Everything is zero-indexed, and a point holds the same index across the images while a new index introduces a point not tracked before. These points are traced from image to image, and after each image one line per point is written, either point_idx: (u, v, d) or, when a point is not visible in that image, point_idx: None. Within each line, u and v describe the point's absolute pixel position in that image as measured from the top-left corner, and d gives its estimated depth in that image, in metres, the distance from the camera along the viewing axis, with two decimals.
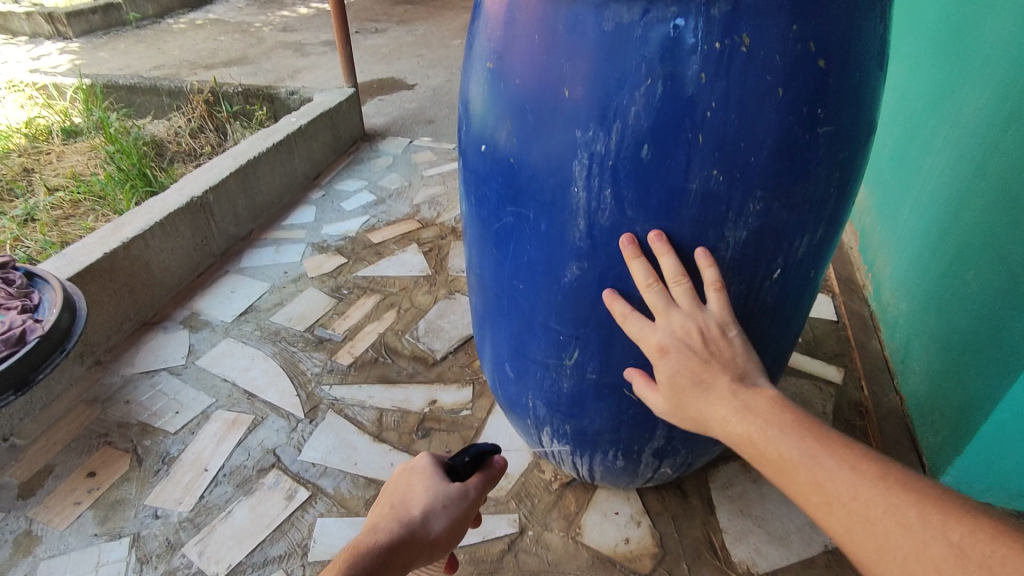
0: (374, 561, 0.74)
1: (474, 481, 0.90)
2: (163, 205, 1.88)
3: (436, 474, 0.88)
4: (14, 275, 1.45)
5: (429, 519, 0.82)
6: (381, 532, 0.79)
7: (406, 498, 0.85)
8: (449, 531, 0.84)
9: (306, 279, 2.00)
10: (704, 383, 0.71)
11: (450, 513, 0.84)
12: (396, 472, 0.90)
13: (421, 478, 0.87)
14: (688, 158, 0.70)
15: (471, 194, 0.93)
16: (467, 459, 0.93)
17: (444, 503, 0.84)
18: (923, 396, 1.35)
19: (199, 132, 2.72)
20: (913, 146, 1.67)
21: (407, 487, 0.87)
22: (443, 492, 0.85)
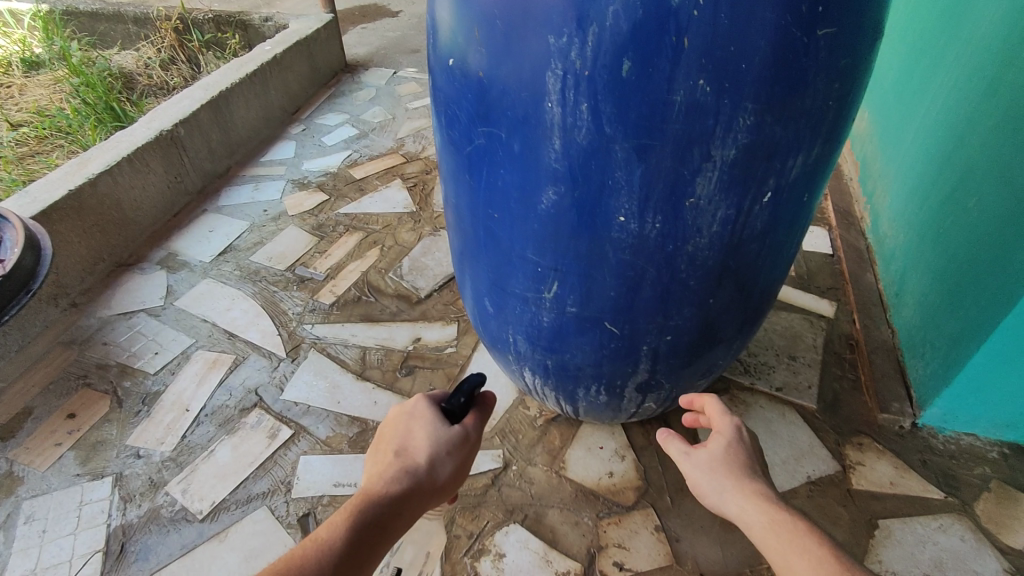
0: (382, 512, 0.75)
1: (475, 423, 0.86)
2: (131, 139, 1.79)
3: (438, 420, 0.84)
4: None
5: (434, 466, 0.81)
6: (387, 482, 0.77)
7: (409, 443, 0.82)
8: (453, 476, 0.83)
9: (286, 217, 1.94)
10: (757, 471, 0.78)
11: (455, 460, 0.83)
12: (396, 412, 0.86)
13: (423, 422, 0.84)
14: (672, 66, 0.63)
15: (440, 114, 0.86)
16: (462, 400, 0.87)
17: (448, 452, 0.82)
18: (915, 329, 1.32)
19: (170, 63, 2.58)
20: (921, 67, 1.57)
21: (408, 431, 0.83)
22: (446, 439, 0.82)
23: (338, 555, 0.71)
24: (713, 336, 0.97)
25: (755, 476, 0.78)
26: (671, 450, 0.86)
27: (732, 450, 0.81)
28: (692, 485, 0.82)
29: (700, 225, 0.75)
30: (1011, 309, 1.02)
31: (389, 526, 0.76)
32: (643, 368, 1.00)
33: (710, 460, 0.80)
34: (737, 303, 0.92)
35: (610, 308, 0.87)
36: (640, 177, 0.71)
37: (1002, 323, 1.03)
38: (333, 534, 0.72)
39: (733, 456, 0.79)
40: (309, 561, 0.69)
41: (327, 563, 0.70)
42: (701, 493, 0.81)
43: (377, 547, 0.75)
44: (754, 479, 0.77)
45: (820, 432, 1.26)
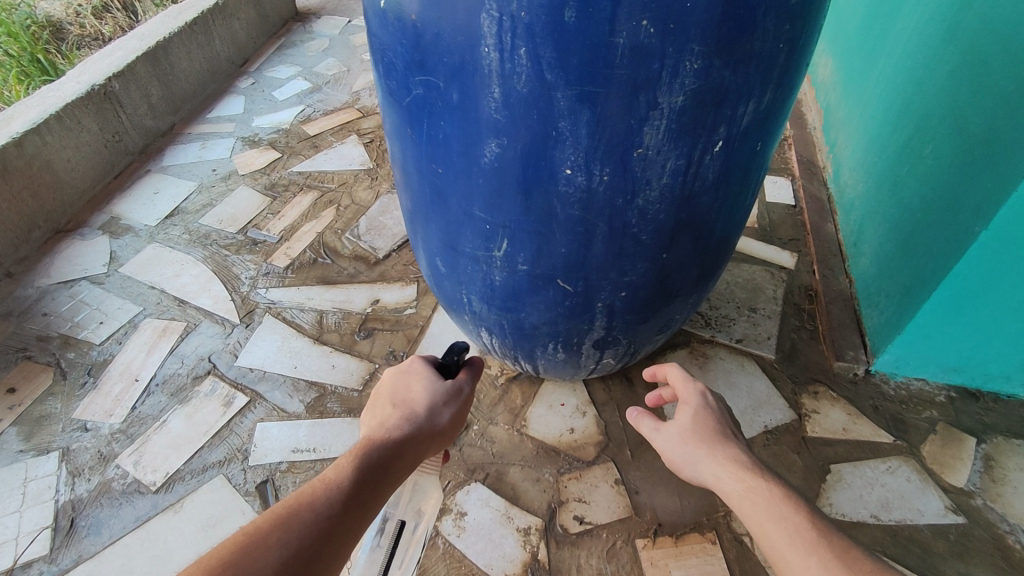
0: (388, 452, 0.74)
1: (467, 375, 0.88)
2: (60, 94, 1.67)
3: (432, 373, 0.85)
4: None
5: (433, 414, 0.81)
6: (390, 427, 0.77)
7: (405, 396, 0.83)
8: (452, 424, 0.84)
9: (237, 176, 1.85)
10: (729, 434, 0.80)
11: (452, 409, 0.84)
12: (390, 371, 0.88)
13: (418, 376, 0.85)
14: (613, 6, 0.58)
15: (377, 62, 0.79)
16: (454, 357, 0.90)
17: (445, 400, 0.83)
18: (871, 278, 1.33)
19: (103, 11, 2.40)
20: (883, 12, 1.54)
21: (404, 386, 0.84)
22: (442, 389, 0.83)
23: (346, 493, 0.69)
24: (668, 290, 0.95)
25: (728, 441, 0.78)
26: (643, 429, 0.87)
27: (701, 417, 0.81)
28: (667, 460, 0.83)
29: (649, 177, 0.72)
30: (960, 257, 1.02)
31: (395, 468, 0.74)
32: (599, 324, 0.98)
33: (682, 431, 0.81)
34: (691, 256, 0.90)
35: (563, 265, 0.85)
36: (585, 127, 0.67)
37: (952, 270, 1.04)
38: (339, 474, 0.70)
39: (702, 424, 0.80)
40: (317, 500, 0.67)
41: (335, 500, 0.67)
42: (678, 467, 0.82)
43: (384, 489, 0.73)
44: (727, 445, 0.78)
45: (778, 382, 1.28)
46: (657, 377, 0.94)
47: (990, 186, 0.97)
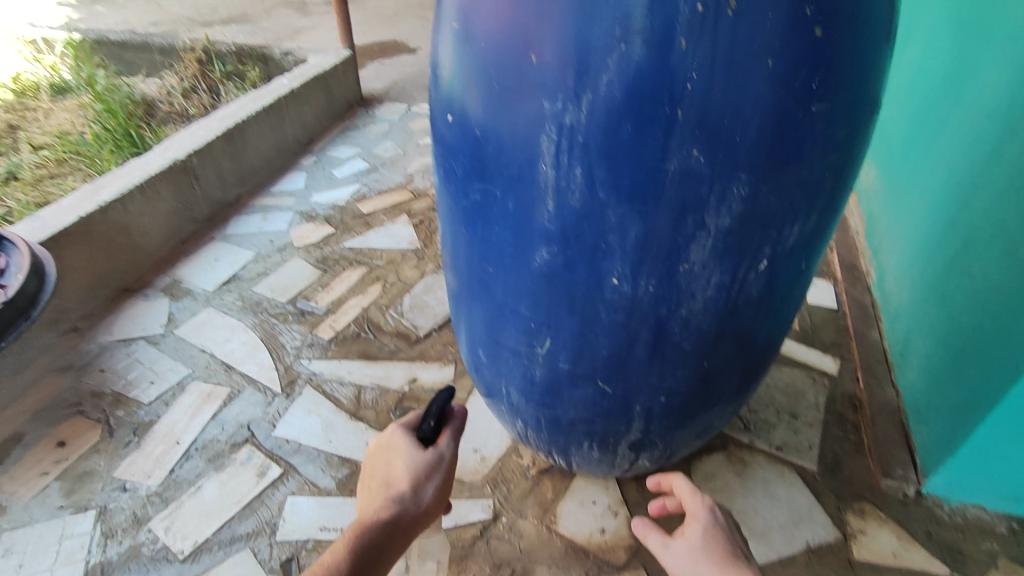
0: (380, 533, 0.79)
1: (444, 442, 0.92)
2: (144, 167, 1.83)
3: (412, 447, 0.90)
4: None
5: (418, 490, 0.86)
6: (379, 509, 0.82)
7: (390, 474, 0.88)
8: (438, 496, 0.88)
9: (292, 248, 1.95)
10: (740, 554, 0.78)
11: (435, 481, 0.88)
12: (373, 451, 0.92)
13: (399, 453, 0.90)
14: (665, 135, 0.62)
15: (439, 165, 0.85)
16: (433, 423, 0.93)
17: (428, 472, 0.87)
18: (919, 392, 1.29)
19: (191, 92, 2.66)
20: (927, 127, 1.57)
21: (387, 465, 0.89)
22: (423, 462, 0.88)
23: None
24: (709, 396, 0.95)
25: (739, 562, 0.77)
26: (650, 544, 0.87)
27: (709, 535, 0.80)
28: None
29: (694, 290, 0.74)
30: (1014, 381, 1.00)
31: (388, 548, 0.79)
32: (637, 426, 0.98)
33: (689, 550, 0.80)
34: (735, 363, 0.90)
35: (604, 366, 0.86)
36: (634, 240, 0.70)
37: (1008, 394, 1.00)
38: (336, 557, 0.76)
39: (711, 542, 0.80)
40: None
41: None
42: None
43: (381, 568, 0.78)
44: (739, 568, 0.76)
45: (821, 496, 1.23)
46: (664, 487, 0.94)
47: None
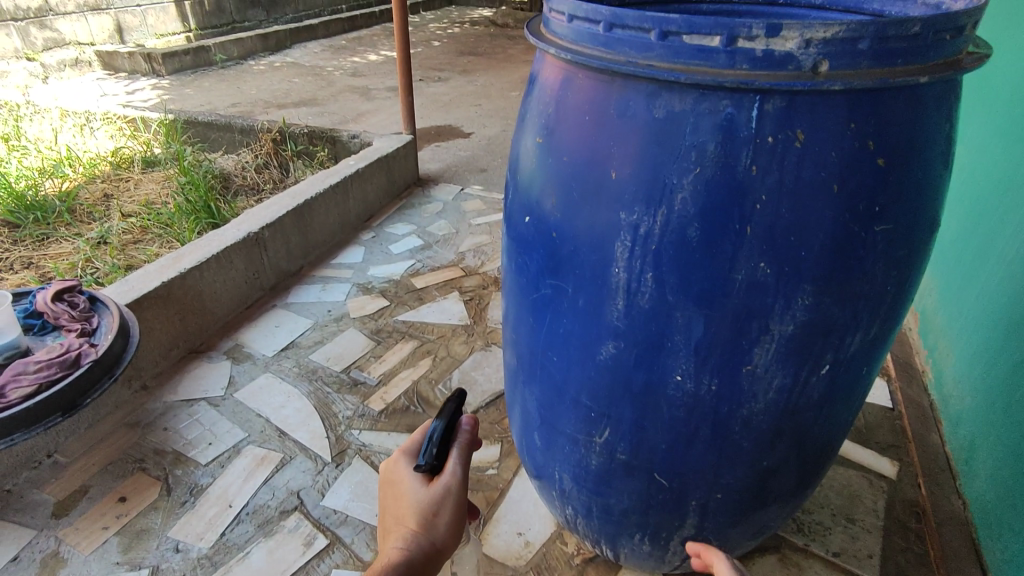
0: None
1: (452, 468, 0.89)
2: (222, 238, 1.98)
3: (417, 477, 0.88)
4: (74, 341, 1.35)
5: (428, 523, 0.83)
6: (391, 550, 0.80)
7: (399, 509, 0.85)
8: (451, 528, 0.85)
9: (348, 319, 2.04)
10: None
11: (444, 513, 0.85)
12: (383, 483, 0.91)
13: (406, 483, 0.88)
14: (734, 249, 0.67)
15: (511, 258, 0.91)
16: (436, 449, 0.91)
17: (437, 499, 0.85)
18: (989, 505, 1.24)
19: (263, 168, 2.90)
20: (980, 231, 1.59)
21: (395, 499, 0.87)
22: (430, 494, 0.85)
23: None
24: (766, 496, 0.94)
25: None
26: None
27: None
28: None
29: (756, 391, 0.77)
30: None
31: None
32: (690, 523, 0.97)
33: None
34: (794, 462, 0.90)
35: (661, 459, 0.88)
36: (698, 341, 0.73)
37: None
38: None
39: None
40: None
41: None
42: None
43: None
44: None
45: None
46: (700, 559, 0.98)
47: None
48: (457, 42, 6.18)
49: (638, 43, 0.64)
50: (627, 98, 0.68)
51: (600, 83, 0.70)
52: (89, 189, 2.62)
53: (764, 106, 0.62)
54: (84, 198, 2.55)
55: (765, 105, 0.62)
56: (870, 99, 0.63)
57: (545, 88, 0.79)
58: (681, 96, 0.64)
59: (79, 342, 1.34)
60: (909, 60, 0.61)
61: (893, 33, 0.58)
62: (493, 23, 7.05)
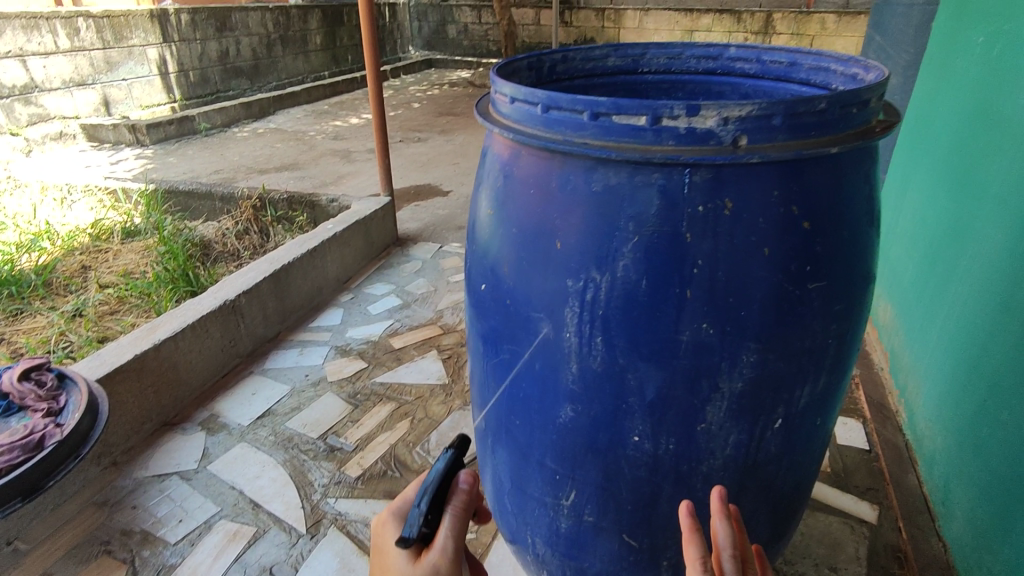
0: None
1: (443, 539, 0.78)
2: (198, 307, 1.98)
3: (404, 553, 0.78)
4: (38, 422, 1.34)
5: None
6: None
7: None
8: None
9: (325, 383, 2.03)
10: None
11: None
12: (374, 545, 0.83)
13: (394, 556, 0.79)
14: (677, 312, 0.70)
15: (473, 324, 0.93)
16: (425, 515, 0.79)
17: None
18: (968, 548, 1.24)
19: (244, 234, 2.94)
20: (935, 272, 1.64)
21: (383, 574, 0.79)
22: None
23: None
24: None
25: None
26: None
27: None
28: None
29: (714, 448, 0.78)
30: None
31: None
32: None
33: None
34: (761, 515, 0.90)
35: (629, 520, 0.87)
36: (652, 401, 0.75)
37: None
38: None
39: None
40: None
41: None
42: None
43: None
44: None
45: None
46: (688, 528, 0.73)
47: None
48: (435, 103, 6.39)
49: (572, 123, 0.68)
50: (567, 173, 0.72)
51: (542, 160, 0.74)
52: (66, 262, 2.62)
53: (693, 177, 0.66)
54: (62, 270, 2.55)
55: (694, 176, 0.66)
56: (791, 168, 0.67)
57: (495, 164, 0.83)
58: (616, 169, 0.68)
59: (44, 423, 1.33)
60: (821, 132, 0.66)
61: (803, 110, 0.63)
62: (470, 84, 7.31)
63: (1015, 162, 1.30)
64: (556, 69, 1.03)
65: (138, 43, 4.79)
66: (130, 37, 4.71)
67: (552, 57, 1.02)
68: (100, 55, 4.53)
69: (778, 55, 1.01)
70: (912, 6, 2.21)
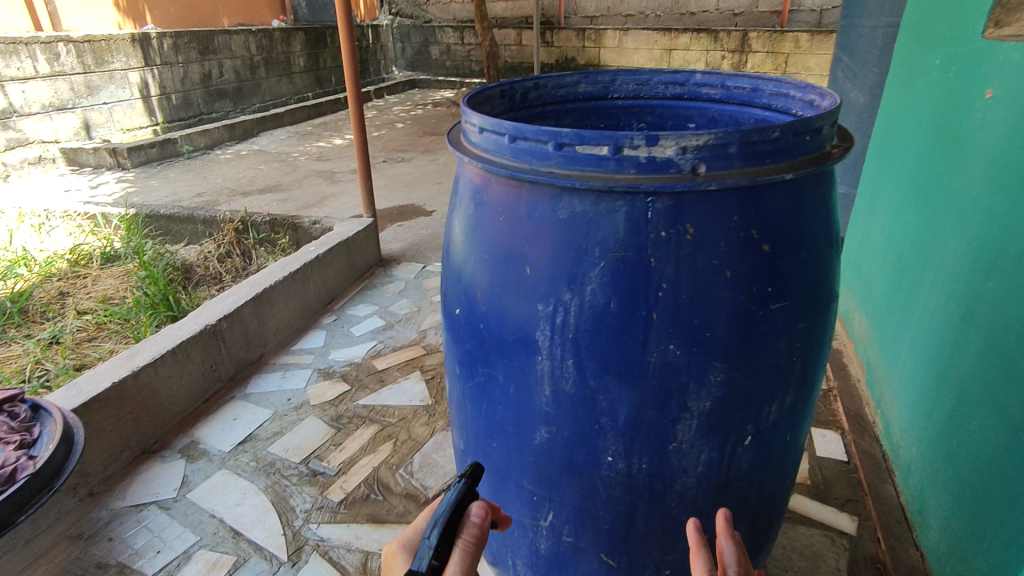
0: None
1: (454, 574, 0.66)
2: (178, 333, 1.97)
3: None
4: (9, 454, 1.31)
5: None
6: None
7: None
8: None
9: (308, 406, 2.02)
10: None
11: None
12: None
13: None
14: (644, 334, 0.71)
15: (449, 348, 0.94)
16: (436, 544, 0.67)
17: None
18: (943, 556, 1.26)
19: (226, 257, 2.93)
20: (905, 285, 1.69)
21: None
22: None
23: None
24: None
25: None
26: None
27: None
28: None
29: (686, 466, 0.80)
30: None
31: None
32: None
33: None
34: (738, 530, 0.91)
35: (606, 540, 0.88)
36: (624, 421, 0.76)
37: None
38: None
39: None
40: None
41: None
42: None
43: None
44: None
45: None
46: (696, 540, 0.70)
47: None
48: (419, 123, 6.44)
49: (538, 153, 0.71)
50: (535, 200, 0.74)
51: (511, 188, 0.76)
52: (43, 288, 2.59)
53: (655, 204, 0.68)
54: (39, 297, 2.52)
55: (655, 203, 0.68)
56: (748, 194, 0.70)
57: (466, 191, 0.85)
58: (581, 197, 0.70)
59: (14, 457, 1.30)
60: (776, 159, 0.68)
61: (757, 138, 0.66)
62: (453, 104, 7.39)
63: (972, 179, 1.36)
64: (528, 96, 1.06)
65: (120, 67, 4.78)
66: (112, 61, 4.70)
67: (524, 84, 1.04)
68: (81, 79, 4.51)
69: (741, 81, 1.05)
70: (875, 28, 2.31)
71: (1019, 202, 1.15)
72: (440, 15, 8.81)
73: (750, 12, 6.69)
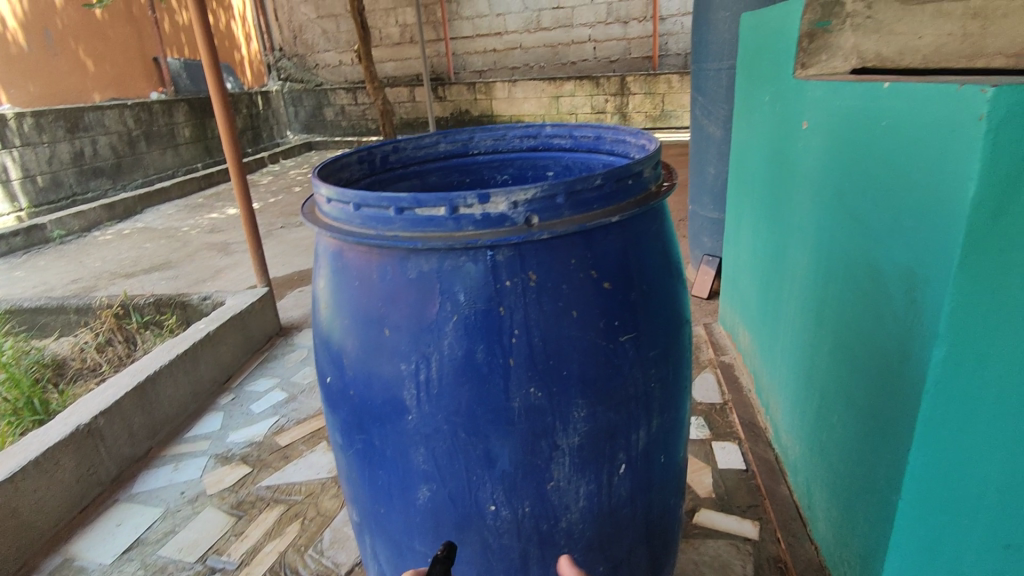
0: None
1: None
2: (44, 439, 1.78)
3: None
4: None
5: None
6: None
7: None
8: None
9: (204, 497, 1.87)
10: None
11: None
12: None
13: None
14: (505, 380, 0.74)
15: (328, 418, 0.92)
16: None
17: None
18: (831, 546, 1.34)
19: (106, 345, 2.72)
20: (771, 298, 1.84)
21: None
22: None
23: None
24: None
25: None
26: None
27: None
28: None
29: (567, 503, 0.82)
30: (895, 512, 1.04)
31: None
32: None
33: None
34: (633, 556, 0.94)
35: None
36: (500, 468, 0.78)
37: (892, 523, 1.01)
38: None
39: None
40: None
41: None
42: None
43: None
44: None
45: None
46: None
47: (897, 432, 1.04)
48: None
49: (382, 218, 0.73)
50: (385, 264, 0.76)
51: (362, 255, 0.78)
52: None
53: (496, 257, 0.72)
54: None
55: (496, 256, 0.72)
56: (583, 239, 0.75)
57: (324, 258, 0.85)
58: (427, 258, 0.73)
59: None
60: (602, 204, 0.74)
61: (582, 187, 0.72)
62: None
63: (805, 198, 1.53)
64: (388, 160, 1.09)
65: None
66: None
67: (383, 149, 1.08)
68: None
69: (586, 131, 1.13)
70: (720, 71, 2.58)
71: (840, 216, 1.30)
72: (332, 77, 8.86)
73: (624, 58, 7.25)
